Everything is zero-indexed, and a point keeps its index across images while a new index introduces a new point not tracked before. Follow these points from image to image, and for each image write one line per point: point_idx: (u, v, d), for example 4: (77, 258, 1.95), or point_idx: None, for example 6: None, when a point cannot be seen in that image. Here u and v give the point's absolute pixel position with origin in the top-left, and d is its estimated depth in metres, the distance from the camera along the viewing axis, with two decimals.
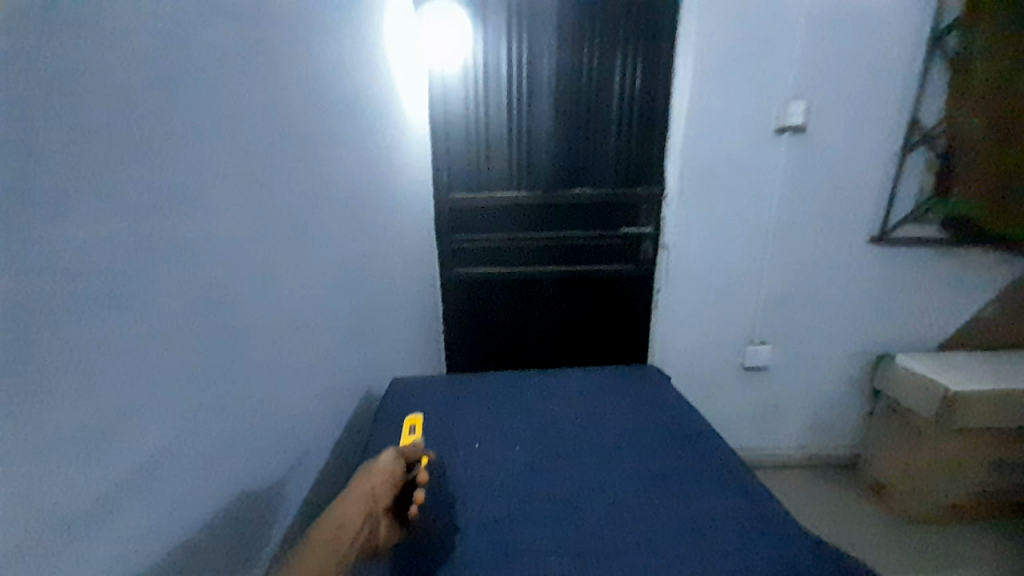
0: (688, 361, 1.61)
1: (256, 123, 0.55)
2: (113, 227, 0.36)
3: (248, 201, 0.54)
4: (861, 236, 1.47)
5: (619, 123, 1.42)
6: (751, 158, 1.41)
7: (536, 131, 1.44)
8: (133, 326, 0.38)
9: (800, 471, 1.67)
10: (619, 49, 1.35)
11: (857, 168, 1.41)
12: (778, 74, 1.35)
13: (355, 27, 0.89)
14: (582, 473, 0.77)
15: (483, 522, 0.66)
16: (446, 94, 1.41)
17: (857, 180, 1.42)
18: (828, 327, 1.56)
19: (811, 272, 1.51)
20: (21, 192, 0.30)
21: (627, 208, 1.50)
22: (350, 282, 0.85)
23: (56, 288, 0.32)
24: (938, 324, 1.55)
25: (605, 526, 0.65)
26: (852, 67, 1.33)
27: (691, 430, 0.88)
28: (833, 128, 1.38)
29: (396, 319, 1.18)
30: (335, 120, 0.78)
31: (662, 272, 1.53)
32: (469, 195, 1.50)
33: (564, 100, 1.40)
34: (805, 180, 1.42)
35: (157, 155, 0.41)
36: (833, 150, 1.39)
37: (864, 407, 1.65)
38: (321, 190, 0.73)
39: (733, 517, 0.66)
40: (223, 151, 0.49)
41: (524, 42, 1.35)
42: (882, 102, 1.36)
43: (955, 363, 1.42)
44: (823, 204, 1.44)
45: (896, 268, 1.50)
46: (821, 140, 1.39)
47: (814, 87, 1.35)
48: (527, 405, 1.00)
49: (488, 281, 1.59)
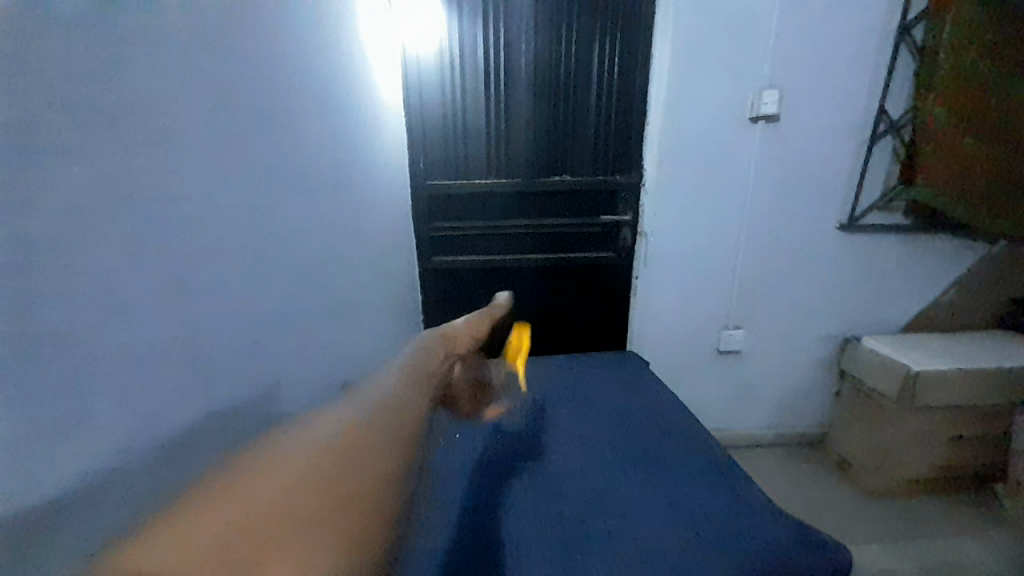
0: (665, 346, 1.63)
1: (245, 110, 0.53)
2: (114, 217, 0.33)
3: (246, 192, 0.51)
4: (832, 222, 1.50)
5: (597, 110, 1.42)
6: (728, 147, 1.42)
7: (513, 117, 1.42)
8: (146, 323, 0.35)
9: (772, 450, 1.72)
10: (597, 34, 1.35)
11: (829, 157, 1.44)
12: (752, 63, 1.35)
13: (328, 10, 0.86)
14: (562, 463, 0.77)
15: (468, 517, 0.65)
16: (419, 78, 1.38)
17: (830, 169, 1.46)
18: (801, 311, 1.60)
19: (784, 260, 1.54)
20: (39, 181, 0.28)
21: (606, 196, 1.51)
22: (332, 269, 0.83)
23: (68, 289, 0.29)
24: (904, 305, 1.61)
25: (586, 517, 0.65)
26: (827, 53, 1.35)
27: (669, 414, 0.89)
28: (811, 119, 1.41)
29: (379, 307, 1.16)
30: (311, 102, 0.75)
31: (640, 260, 1.54)
32: (447, 182, 1.48)
33: (541, 83, 1.39)
34: (780, 169, 1.45)
35: (156, 140, 0.37)
36: (809, 140, 1.42)
37: (830, 388, 1.71)
38: (303, 175, 0.71)
39: (712, 497, 0.67)
40: (218, 137, 0.47)
41: (501, 24, 1.33)
42: (853, 89, 1.39)
43: (915, 345, 1.49)
44: (798, 189, 1.47)
45: (865, 252, 1.54)
46: (797, 125, 1.41)
47: (789, 74, 1.36)
48: (507, 396, 1.00)
49: (469, 269, 1.58)
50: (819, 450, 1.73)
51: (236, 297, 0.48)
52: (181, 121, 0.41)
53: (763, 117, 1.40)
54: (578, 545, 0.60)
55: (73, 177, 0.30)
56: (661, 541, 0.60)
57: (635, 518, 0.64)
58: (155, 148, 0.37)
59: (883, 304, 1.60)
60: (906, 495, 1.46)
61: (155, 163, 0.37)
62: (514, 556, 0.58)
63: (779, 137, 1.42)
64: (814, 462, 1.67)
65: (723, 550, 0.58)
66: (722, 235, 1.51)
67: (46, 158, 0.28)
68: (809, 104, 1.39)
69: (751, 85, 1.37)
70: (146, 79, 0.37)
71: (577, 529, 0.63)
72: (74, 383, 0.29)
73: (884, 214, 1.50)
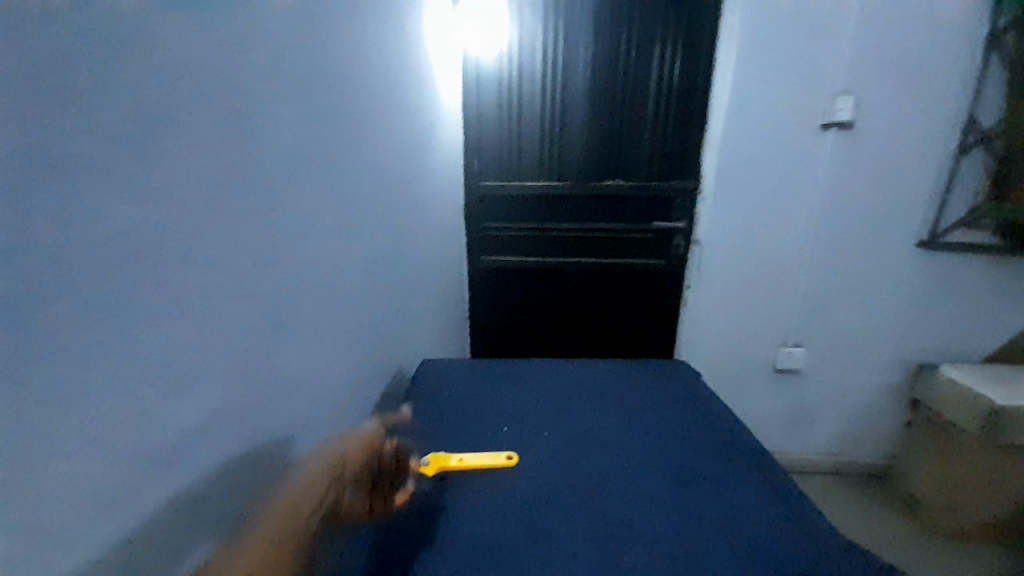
0: (716, 358, 1.58)
1: (317, 108, 0.57)
2: (209, 186, 0.36)
3: (309, 182, 0.55)
4: (909, 240, 1.40)
5: (655, 114, 1.40)
6: (793, 157, 1.37)
7: (569, 122, 1.43)
8: (215, 289, 0.37)
9: (827, 478, 1.63)
10: (659, 38, 1.33)
11: (907, 169, 1.35)
12: (825, 69, 1.30)
13: (399, 22, 0.92)
14: (608, 453, 0.71)
15: (511, 498, 0.61)
16: (479, 83, 1.42)
17: (908, 181, 1.36)
18: (866, 332, 1.50)
19: (851, 276, 1.45)
20: (163, 148, 0.31)
21: (660, 202, 1.49)
22: (386, 259, 0.87)
23: (174, 247, 0.32)
24: (987, 333, 1.48)
25: (643, 507, 0.60)
26: (906, 57, 1.27)
27: (717, 413, 0.83)
28: (888, 127, 1.32)
29: (426, 301, 1.19)
30: (376, 104, 0.80)
31: (694, 267, 1.51)
32: (501, 183, 1.52)
33: (598, 89, 1.39)
34: (852, 180, 1.37)
35: (241, 122, 0.40)
36: (886, 150, 1.34)
37: (899, 418, 1.59)
38: (364, 171, 0.75)
39: (773, 504, 0.61)
40: (295, 129, 0.51)
41: (561, 29, 1.35)
42: (936, 97, 1.29)
43: (1000, 376, 1.36)
44: (867, 200, 1.38)
45: (943, 273, 1.43)
46: (869, 133, 1.33)
47: (863, 80, 1.29)
48: (539, 382, 0.94)
49: (517, 270, 1.61)
50: (882, 483, 1.60)
51: (293, 273, 0.51)
52: (262, 103, 0.44)
53: (836, 124, 1.33)
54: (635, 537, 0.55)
55: (177, 149, 0.32)
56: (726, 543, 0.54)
57: (693, 515, 0.58)
58: (247, 130, 0.41)
59: (961, 330, 1.47)
60: (981, 541, 1.33)
61: (247, 146, 0.41)
62: (566, 539, 0.54)
63: (852, 146, 1.34)
64: (874, 495, 1.56)
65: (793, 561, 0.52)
66: (782, 247, 1.45)
67: (157, 127, 0.31)
68: (887, 112, 1.31)
69: (822, 91, 1.32)
70: (236, 58, 0.40)
71: (631, 520, 0.57)
72: (158, 330, 0.31)
73: (969, 232, 1.38)
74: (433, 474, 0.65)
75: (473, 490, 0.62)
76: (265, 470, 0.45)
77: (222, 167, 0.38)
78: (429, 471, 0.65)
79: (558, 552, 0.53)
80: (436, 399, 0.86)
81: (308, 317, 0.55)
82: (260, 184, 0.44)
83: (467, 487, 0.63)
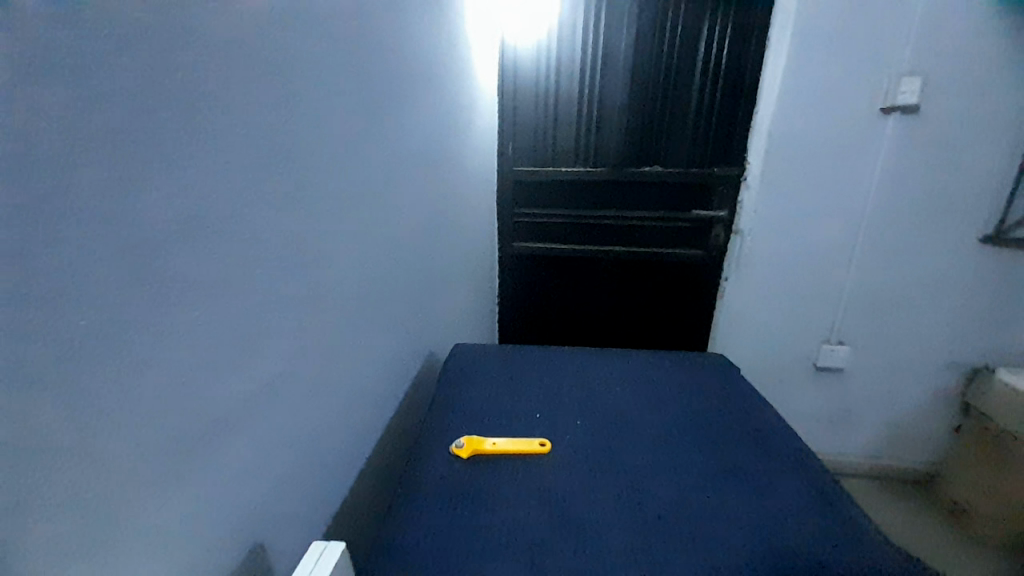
0: (752, 354, 1.51)
1: (350, 83, 0.55)
2: (231, 163, 0.34)
3: (338, 161, 0.53)
4: (972, 237, 1.30)
5: (699, 97, 1.33)
6: (848, 144, 1.27)
7: (609, 106, 1.38)
8: (241, 268, 0.36)
9: (864, 480, 1.56)
10: (707, 14, 1.25)
11: (978, 158, 1.24)
12: (890, 47, 1.18)
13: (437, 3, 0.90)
14: (645, 446, 0.68)
15: (543, 488, 0.60)
16: (515, 65, 1.38)
17: (977, 172, 1.25)
18: (917, 331, 1.40)
19: (905, 273, 1.35)
20: (187, 122, 0.29)
21: (699, 191, 1.42)
22: (418, 243, 0.86)
23: (193, 225, 0.30)
24: None
25: (681, 506, 0.57)
26: (985, 34, 1.15)
27: (756, 410, 0.78)
28: (958, 112, 1.21)
29: (456, 286, 1.18)
30: (411, 83, 0.78)
31: (733, 261, 1.43)
32: (533, 169, 1.48)
33: (642, 71, 1.33)
34: (915, 170, 1.27)
35: (267, 95, 0.38)
36: (954, 138, 1.23)
37: (948, 422, 1.49)
38: (398, 151, 0.74)
39: (814, 507, 0.56)
40: (324, 105, 0.49)
41: (602, 7, 1.28)
42: (1016, 79, 1.17)
43: None
44: (927, 192, 1.28)
45: (1010, 272, 1.31)
46: (938, 118, 1.21)
47: (935, 59, 1.17)
48: (574, 371, 0.92)
49: (548, 257, 1.58)
50: (927, 490, 1.52)
51: (320, 254, 0.50)
52: (289, 76, 0.42)
53: (898, 109, 1.22)
54: (670, 535, 0.52)
55: (204, 121, 0.31)
56: (768, 546, 0.51)
57: (731, 517, 0.55)
58: (271, 105, 0.39)
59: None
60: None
61: (271, 122, 0.39)
62: (596, 534, 0.53)
63: (917, 132, 1.23)
64: (915, 501, 1.49)
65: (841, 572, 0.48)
66: (831, 241, 1.36)
67: (184, 100, 0.29)
68: (958, 95, 1.19)
69: (884, 72, 1.20)
70: (261, 28, 0.37)
71: (668, 519, 0.55)
72: (172, 316, 0.30)
73: None
74: (467, 456, 0.65)
75: (503, 480, 0.61)
76: (282, 451, 0.45)
77: (251, 143, 0.36)
78: (464, 453, 0.64)
79: (588, 546, 0.51)
80: (466, 386, 0.84)
81: (336, 299, 0.54)
82: (285, 161, 0.42)
83: (498, 476, 0.61)
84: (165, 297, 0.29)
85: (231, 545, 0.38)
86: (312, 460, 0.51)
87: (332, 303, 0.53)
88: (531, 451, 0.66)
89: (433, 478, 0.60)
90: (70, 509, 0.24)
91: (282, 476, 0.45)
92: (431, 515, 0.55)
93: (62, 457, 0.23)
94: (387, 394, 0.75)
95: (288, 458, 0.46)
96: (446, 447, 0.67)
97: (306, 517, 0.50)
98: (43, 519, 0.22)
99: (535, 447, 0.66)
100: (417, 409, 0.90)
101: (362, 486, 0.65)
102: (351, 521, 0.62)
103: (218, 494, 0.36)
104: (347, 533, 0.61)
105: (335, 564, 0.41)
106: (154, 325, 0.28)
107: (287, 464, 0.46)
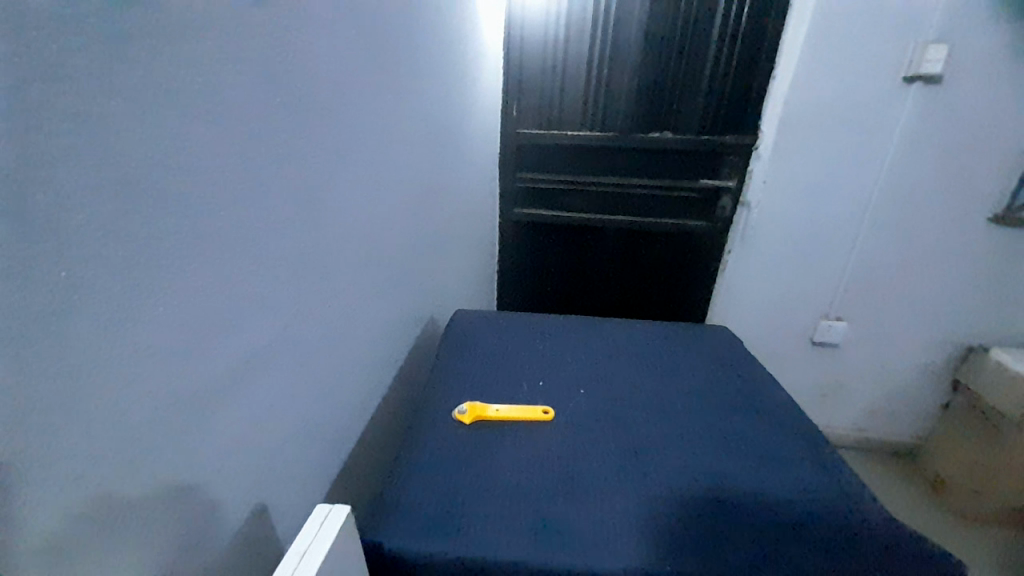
0: (749, 327, 1.48)
1: (350, 28, 0.48)
2: (200, 117, 0.28)
3: (334, 96, 0.46)
4: (979, 214, 1.22)
5: (716, 57, 1.23)
6: (863, 118, 1.18)
7: (618, 66, 1.28)
8: (220, 233, 0.31)
9: (849, 452, 1.57)
10: None
11: (1004, 131, 1.14)
12: (924, 10, 1.07)
13: None
14: (648, 419, 0.64)
15: (548, 456, 0.56)
16: (525, 18, 1.28)
17: (999, 149, 1.16)
18: (915, 310, 1.35)
19: (912, 251, 1.29)
20: (133, 66, 0.23)
21: (709, 159, 1.34)
22: (419, 209, 0.80)
23: (152, 181, 0.25)
24: None
25: (689, 477, 0.53)
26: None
27: (760, 385, 0.73)
28: (989, 85, 1.11)
29: (458, 251, 1.13)
30: (415, 31, 0.70)
31: (738, 233, 1.38)
32: (538, 132, 1.40)
33: (658, 29, 1.22)
34: (934, 146, 1.17)
35: (250, 18, 0.32)
36: (979, 112, 1.13)
37: (936, 398, 1.46)
38: (400, 106, 0.67)
39: (826, 490, 0.52)
40: (320, 53, 0.42)
41: None
42: None
43: None
44: (946, 168, 1.19)
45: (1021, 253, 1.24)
46: (966, 89, 1.12)
47: (969, 26, 1.07)
48: (577, 338, 0.87)
49: (548, 225, 1.52)
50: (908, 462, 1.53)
51: (316, 214, 0.44)
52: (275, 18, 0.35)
53: (920, 79, 1.12)
54: (688, 506, 0.50)
55: (173, 52, 0.26)
56: (782, 512, 0.49)
57: (744, 486, 0.52)
58: (255, 56, 0.33)
59: None
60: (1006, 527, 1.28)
61: (254, 73, 0.33)
62: (603, 500, 0.50)
63: (941, 105, 1.14)
64: (898, 473, 1.49)
65: (856, 548, 0.45)
66: (837, 217, 1.29)
67: (128, 40, 0.23)
68: (990, 65, 1.09)
69: (915, 38, 1.10)
70: None
71: (679, 492, 0.51)
72: (133, 289, 0.24)
73: None
74: (469, 423, 0.61)
75: (508, 447, 0.57)
76: (276, 430, 0.41)
77: (232, 90, 0.31)
78: (466, 419, 0.61)
79: (597, 513, 0.48)
80: (467, 352, 0.80)
81: (336, 263, 0.50)
82: (274, 117, 0.36)
83: (503, 442, 0.58)
84: (135, 256, 0.24)
85: (232, 499, 0.35)
86: (311, 438, 0.47)
87: (332, 267, 0.49)
88: (534, 417, 0.63)
89: (435, 444, 0.57)
90: (47, 478, 0.21)
91: (279, 439, 0.41)
92: (429, 480, 0.52)
93: (40, 413, 0.20)
94: (388, 364, 0.71)
95: (284, 437, 0.42)
96: (449, 412, 0.64)
97: (308, 485, 0.47)
98: (24, 484, 0.20)
99: (540, 416, 0.63)
100: (417, 376, 0.86)
101: (361, 450, 0.62)
102: (351, 487, 0.59)
103: (207, 484, 0.32)
104: (348, 498, 0.58)
105: (343, 528, 0.38)
106: (110, 303, 0.23)
107: (288, 428, 0.42)
